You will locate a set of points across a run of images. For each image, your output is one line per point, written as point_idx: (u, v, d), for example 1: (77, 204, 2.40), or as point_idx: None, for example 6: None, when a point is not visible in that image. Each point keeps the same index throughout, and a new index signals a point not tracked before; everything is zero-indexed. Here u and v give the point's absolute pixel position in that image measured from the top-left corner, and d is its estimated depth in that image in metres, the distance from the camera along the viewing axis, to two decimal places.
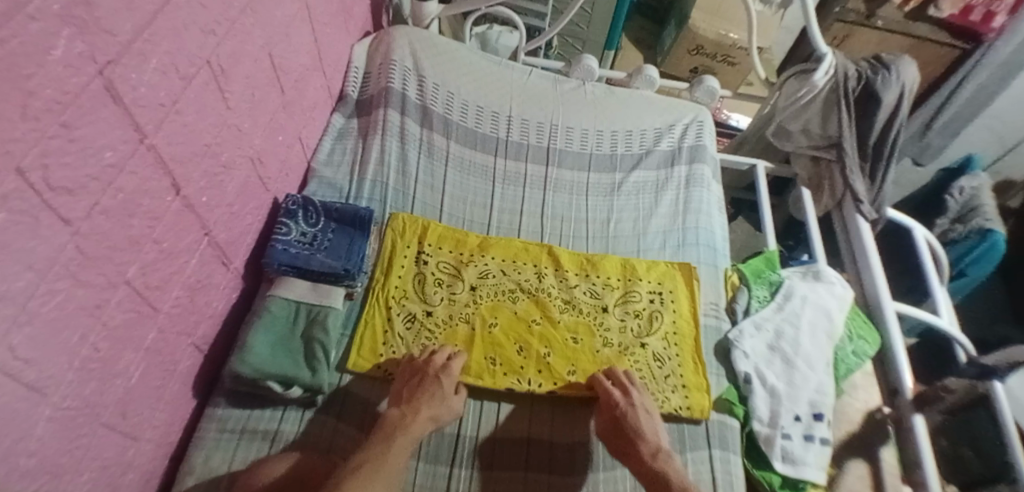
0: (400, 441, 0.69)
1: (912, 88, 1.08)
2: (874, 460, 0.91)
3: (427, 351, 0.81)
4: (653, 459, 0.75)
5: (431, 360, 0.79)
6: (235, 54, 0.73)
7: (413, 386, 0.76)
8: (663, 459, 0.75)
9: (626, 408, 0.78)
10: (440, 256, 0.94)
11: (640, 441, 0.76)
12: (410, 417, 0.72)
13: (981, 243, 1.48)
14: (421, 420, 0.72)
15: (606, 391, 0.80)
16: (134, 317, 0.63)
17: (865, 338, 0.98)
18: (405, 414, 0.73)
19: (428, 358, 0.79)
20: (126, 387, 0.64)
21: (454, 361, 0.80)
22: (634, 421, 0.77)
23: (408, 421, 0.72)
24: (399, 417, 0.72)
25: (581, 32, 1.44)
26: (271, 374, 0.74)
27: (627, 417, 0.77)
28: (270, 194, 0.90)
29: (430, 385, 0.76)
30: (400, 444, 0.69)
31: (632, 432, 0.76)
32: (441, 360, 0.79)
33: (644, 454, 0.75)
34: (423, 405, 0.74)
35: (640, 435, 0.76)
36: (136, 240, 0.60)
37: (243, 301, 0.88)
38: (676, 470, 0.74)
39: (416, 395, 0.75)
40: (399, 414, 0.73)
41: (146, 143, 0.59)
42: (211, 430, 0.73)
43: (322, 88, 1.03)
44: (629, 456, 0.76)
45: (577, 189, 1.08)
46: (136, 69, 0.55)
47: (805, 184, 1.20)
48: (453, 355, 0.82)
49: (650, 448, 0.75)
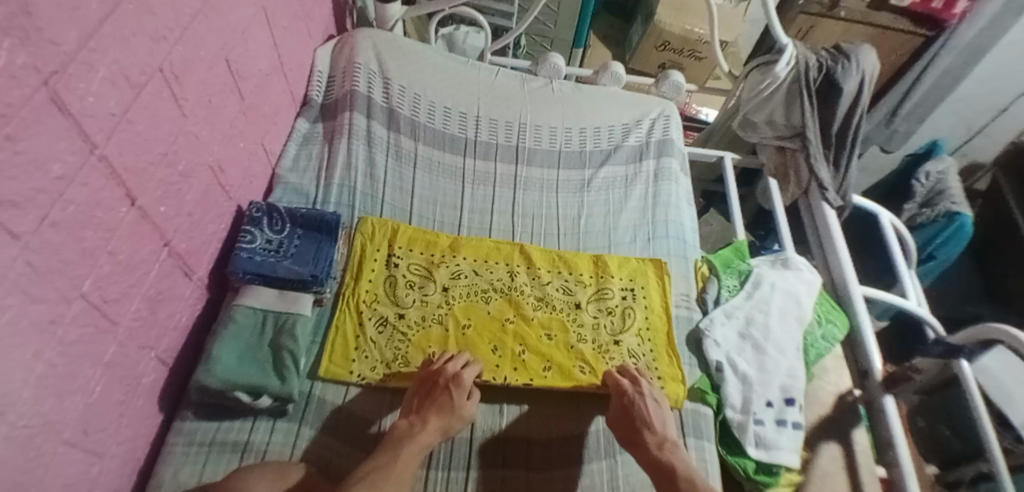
0: (406, 453, 0.69)
1: (872, 74, 1.11)
2: (847, 442, 0.92)
3: (443, 357, 0.81)
4: (659, 449, 0.75)
5: (445, 368, 0.78)
6: (189, 61, 0.72)
7: (425, 394, 0.77)
8: (669, 450, 0.75)
9: (634, 395, 0.79)
10: (411, 258, 0.93)
11: (646, 430, 0.76)
12: (418, 427, 0.73)
13: (949, 225, 1.52)
14: (428, 431, 0.72)
15: (615, 381, 0.81)
16: (92, 332, 0.61)
17: (834, 322, 1.00)
18: (414, 425, 0.73)
19: (443, 366, 0.79)
20: (86, 403, 0.62)
21: (468, 370, 0.80)
22: (641, 408, 0.78)
23: (416, 432, 0.72)
24: (408, 428, 0.73)
25: (548, 30, 1.44)
26: (239, 385, 0.73)
27: (635, 405, 0.78)
28: (233, 201, 0.89)
29: (441, 394, 0.75)
30: (408, 455, 0.69)
31: (638, 420, 0.77)
32: (455, 369, 0.79)
33: (651, 444, 0.75)
34: (432, 416, 0.74)
35: (646, 424, 0.77)
36: (90, 252, 0.59)
37: (209, 312, 0.87)
38: (682, 460, 0.74)
39: (426, 407, 0.75)
40: (407, 425, 0.73)
41: (97, 153, 0.57)
42: (179, 443, 0.72)
43: (284, 93, 1.02)
44: (635, 445, 0.76)
45: (547, 186, 1.08)
46: (83, 79, 0.54)
47: (771, 174, 1.22)
48: (469, 364, 0.81)
49: (657, 439, 0.76)
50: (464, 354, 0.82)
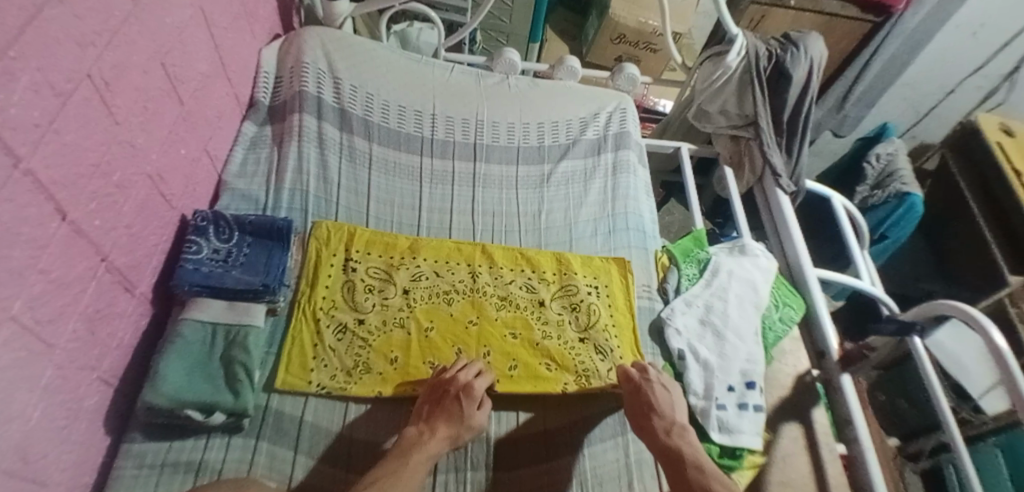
0: (415, 459, 0.68)
1: (820, 63, 1.15)
2: (807, 422, 0.94)
3: (456, 365, 0.80)
4: (669, 435, 0.76)
5: (456, 377, 0.77)
6: (121, 65, 0.68)
7: (435, 402, 0.76)
8: (677, 435, 0.76)
9: (643, 382, 0.81)
10: (369, 262, 0.91)
11: (655, 416, 0.78)
12: (427, 435, 0.71)
13: (900, 206, 1.58)
14: (437, 439, 0.71)
15: (625, 371, 0.83)
16: (26, 356, 0.58)
17: (791, 305, 1.02)
18: (422, 434, 0.72)
19: (454, 374, 0.78)
20: (25, 431, 0.59)
21: (480, 379, 0.78)
22: (651, 394, 0.80)
23: (424, 440, 0.71)
24: (417, 436, 0.72)
25: (504, 26, 1.43)
26: (189, 402, 0.70)
27: (645, 392, 0.80)
28: (176, 211, 0.86)
29: (451, 403, 0.74)
30: (415, 462, 0.68)
31: (648, 406, 0.79)
32: (466, 378, 0.77)
33: (660, 429, 0.76)
34: (441, 424, 0.73)
35: (655, 409, 0.78)
36: (19, 272, 0.55)
37: (154, 328, 0.83)
38: (691, 444, 0.75)
39: (435, 414, 0.74)
40: (415, 433, 0.72)
41: (21, 167, 0.54)
42: (128, 466, 0.68)
43: (228, 95, 0.98)
44: (646, 431, 0.77)
45: (507, 183, 1.07)
46: (5, 89, 0.50)
47: (726, 162, 1.24)
48: (483, 373, 0.80)
49: (665, 424, 0.77)
50: (478, 361, 0.82)
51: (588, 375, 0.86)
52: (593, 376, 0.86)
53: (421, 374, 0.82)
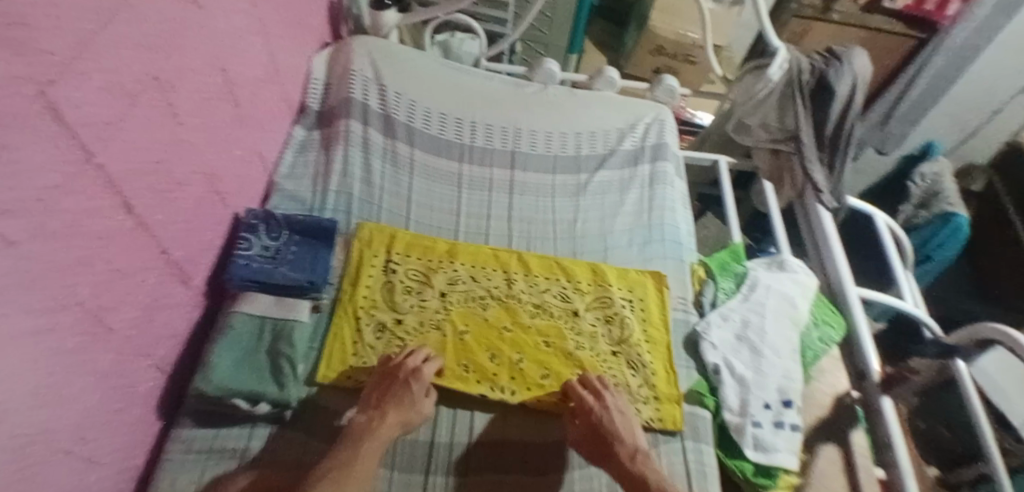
0: (367, 447, 0.69)
1: (865, 78, 1.12)
2: (845, 444, 0.92)
3: (403, 352, 0.81)
4: (632, 460, 0.74)
5: (404, 363, 0.78)
6: (183, 69, 0.73)
7: (385, 389, 0.75)
8: (642, 460, 0.74)
9: (601, 412, 0.77)
10: (408, 264, 0.94)
11: (617, 443, 0.75)
12: (377, 422, 0.72)
13: (944, 227, 1.53)
14: (388, 425, 0.72)
15: (580, 398, 0.79)
16: (88, 340, 0.61)
17: (831, 324, 1.00)
18: (372, 419, 0.72)
19: (403, 360, 0.78)
20: (83, 412, 0.62)
21: (429, 364, 0.79)
22: (608, 422, 0.76)
23: (374, 428, 0.71)
24: (366, 423, 0.72)
25: (543, 36, 1.45)
26: (237, 391, 0.73)
27: (604, 422, 0.76)
28: (230, 209, 0.90)
29: (401, 389, 0.75)
30: (367, 452, 0.69)
31: (608, 436, 0.75)
32: (414, 363, 0.78)
33: (623, 456, 0.75)
34: (390, 409, 0.73)
35: (616, 436, 0.75)
36: (86, 260, 0.59)
37: (206, 320, 0.87)
38: (655, 469, 0.73)
39: (384, 401, 0.74)
40: (365, 420, 0.72)
41: (92, 162, 0.58)
42: (177, 451, 0.71)
43: (280, 100, 1.03)
44: (606, 457, 0.75)
45: (543, 191, 1.09)
46: (78, 87, 0.54)
47: (766, 177, 1.22)
48: (429, 358, 0.81)
49: (628, 450, 0.75)
50: (424, 347, 0.82)
51: (620, 389, 0.85)
52: (625, 390, 0.86)
53: (454, 377, 0.82)
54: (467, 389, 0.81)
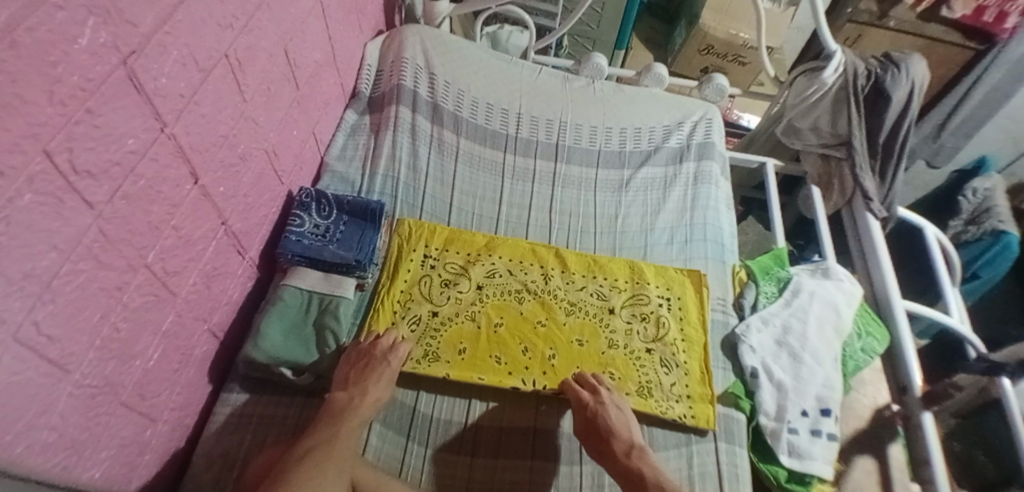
0: (348, 425, 0.71)
1: (922, 84, 1.09)
2: (882, 456, 0.90)
3: (370, 337, 0.82)
4: (628, 457, 0.75)
5: (376, 345, 0.80)
6: (251, 48, 0.75)
7: (362, 365, 0.77)
8: (637, 456, 0.75)
9: (596, 407, 0.78)
10: (446, 258, 0.94)
11: (613, 440, 0.76)
12: (358, 399, 0.73)
13: (994, 245, 1.46)
14: (367, 402, 0.74)
15: (575, 392, 0.80)
16: (152, 301, 0.64)
17: (874, 335, 0.97)
18: (353, 397, 0.73)
19: (372, 341, 0.80)
20: (144, 369, 0.65)
21: (401, 346, 0.81)
22: (605, 419, 0.77)
23: (356, 405, 0.73)
24: (347, 401, 0.73)
25: (591, 31, 1.46)
26: (283, 361, 0.77)
27: (599, 415, 0.77)
28: (285, 187, 0.93)
29: (377, 364, 0.77)
30: (348, 429, 0.70)
31: (605, 431, 0.76)
32: (386, 344, 0.80)
33: (619, 451, 0.75)
34: (369, 387, 0.75)
35: (613, 433, 0.76)
36: (155, 225, 0.62)
37: (258, 291, 0.90)
38: (650, 464, 0.74)
39: (363, 376, 0.75)
40: (345, 398, 0.73)
41: (166, 131, 0.61)
42: (224, 413, 0.75)
43: (336, 84, 1.06)
44: (604, 455, 0.76)
45: (586, 185, 1.09)
46: (157, 59, 0.56)
47: (814, 182, 1.21)
48: (400, 339, 0.83)
49: (624, 446, 0.75)
50: (394, 332, 0.83)
51: (652, 389, 0.85)
52: (658, 389, 0.85)
53: (487, 368, 0.84)
54: (501, 381, 0.82)
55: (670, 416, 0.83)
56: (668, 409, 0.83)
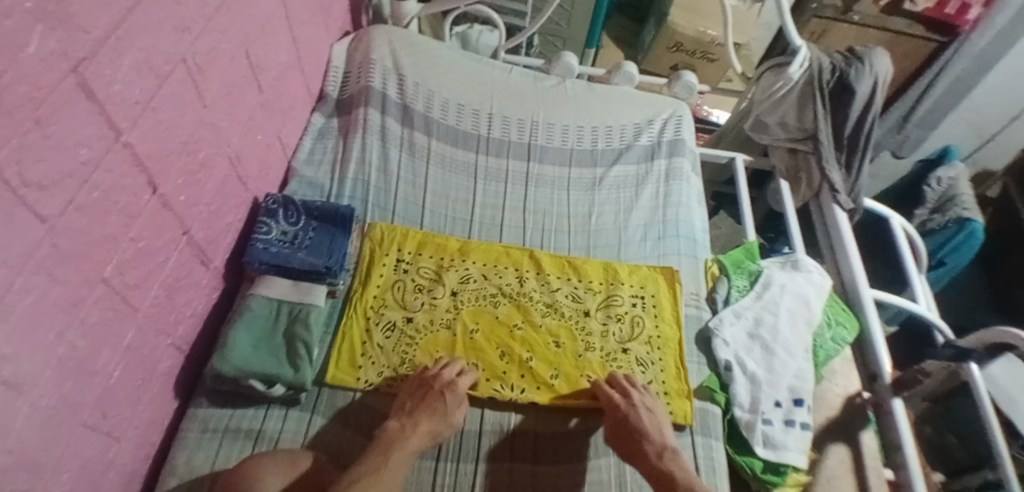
0: (396, 455, 0.69)
1: (885, 78, 1.11)
2: (855, 444, 0.92)
3: (438, 364, 0.81)
4: (660, 458, 0.75)
5: (439, 374, 0.78)
6: (211, 52, 0.73)
7: (420, 397, 0.76)
8: (669, 457, 0.75)
9: (627, 408, 0.78)
10: (420, 262, 0.94)
11: (645, 441, 0.76)
12: (409, 430, 0.72)
13: (959, 232, 1.51)
14: (419, 435, 0.72)
15: (606, 394, 0.80)
16: (111, 315, 0.62)
17: (843, 324, 0.99)
18: (404, 428, 0.73)
19: (437, 372, 0.79)
20: (105, 386, 0.63)
21: (463, 378, 0.80)
22: (637, 420, 0.77)
23: (406, 435, 0.72)
24: (399, 430, 0.72)
25: (562, 30, 1.46)
26: (253, 373, 0.75)
27: (630, 417, 0.77)
28: (250, 193, 0.91)
29: (435, 400, 0.75)
30: (396, 460, 0.68)
31: (637, 432, 0.76)
32: (449, 376, 0.79)
33: (651, 453, 0.75)
34: (422, 418, 0.73)
35: (645, 435, 0.76)
36: (112, 237, 0.60)
37: (225, 301, 0.88)
38: (682, 467, 0.74)
39: (418, 408, 0.75)
40: (397, 427, 0.73)
41: (121, 140, 0.58)
42: (194, 429, 0.73)
43: (302, 87, 1.04)
44: (636, 457, 0.75)
45: (559, 184, 1.09)
46: (110, 66, 0.54)
47: (782, 176, 1.23)
48: (465, 371, 0.81)
49: (656, 447, 0.76)
50: (459, 360, 0.82)
51: None
52: None
53: None
54: (478, 389, 0.82)
55: None
56: None
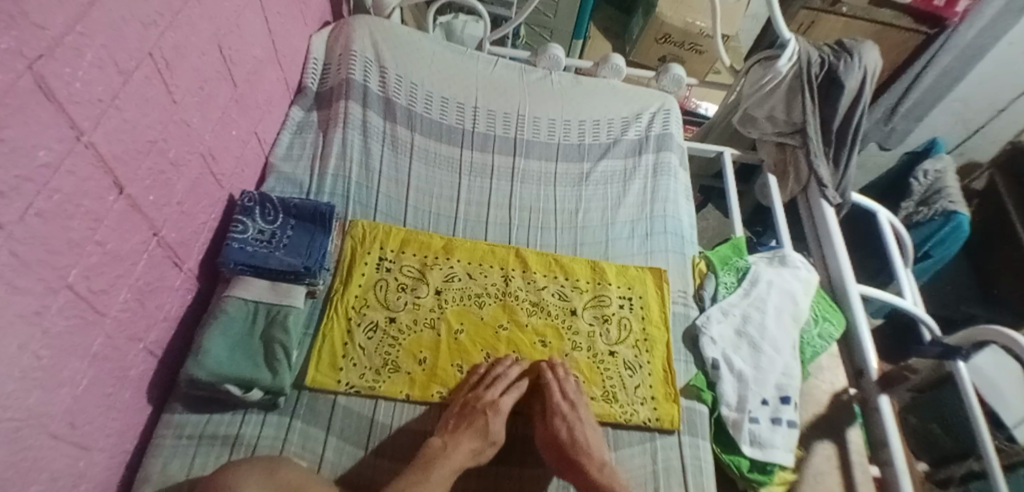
0: (439, 474, 0.69)
1: (874, 72, 1.10)
2: (841, 441, 0.91)
3: (484, 380, 0.80)
4: (600, 472, 0.73)
5: (482, 395, 0.78)
6: (180, 46, 0.70)
7: (463, 416, 0.76)
8: (609, 473, 0.73)
9: (572, 421, 0.77)
10: (403, 261, 0.91)
11: (584, 454, 0.74)
12: (451, 448, 0.72)
13: (946, 224, 1.51)
14: (462, 452, 0.72)
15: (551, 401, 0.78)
16: (78, 323, 0.59)
17: (831, 321, 0.99)
18: (446, 445, 0.72)
19: (481, 391, 0.78)
20: (73, 396, 0.61)
21: (506, 398, 0.79)
22: (579, 432, 0.76)
23: (449, 453, 0.71)
24: (441, 447, 0.72)
25: (549, 21, 1.44)
26: (229, 377, 0.72)
27: (573, 429, 0.76)
28: (225, 191, 0.88)
29: (477, 418, 0.75)
30: (438, 477, 0.68)
31: (580, 445, 0.75)
32: (493, 395, 0.78)
33: (591, 467, 0.73)
34: (464, 437, 0.73)
35: (586, 448, 0.75)
36: (76, 242, 0.57)
37: (199, 303, 0.85)
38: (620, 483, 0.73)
39: (461, 426, 0.75)
40: (440, 444, 0.73)
41: (83, 140, 0.55)
42: (167, 436, 0.71)
43: (279, 81, 1.01)
44: (573, 469, 0.73)
45: (545, 179, 1.07)
46: (70, 65, 0.51)
47: (771, 170, 1.22)
48: (510, 391, 0.80)
49: (595, 462, 0.74)
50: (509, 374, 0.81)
51: (617, 391, 0.84)
52: (622, 393, 0.84)
53: (449, 378, 0.82)
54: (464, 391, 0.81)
55: (635, 420, 0.82)
56: (632, 414, 0.82)
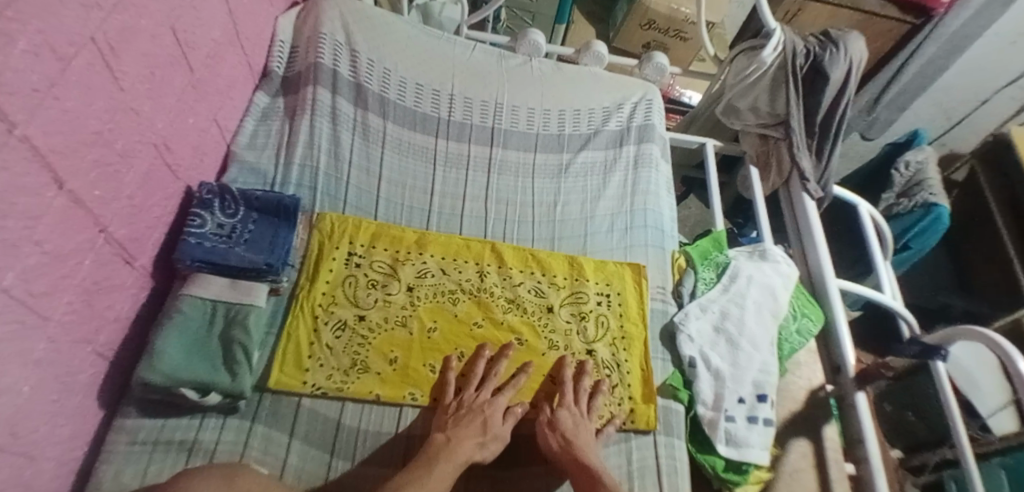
0: (444, 467, 0.67)
1: (859, 64, 1.08)
2: (818, 439, 0.92)
3: (473, 382, 0.79)
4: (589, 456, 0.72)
5: (477, 396, 0.77)
6: (127, 29, 0.64)
7: (460, 414, 0.74)
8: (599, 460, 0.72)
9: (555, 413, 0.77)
10: (374, 256, 0.88)
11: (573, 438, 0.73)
12: (455, 442, 0.70)
13: (925, 216, 1.51)
14: (467, 445, 0.70)
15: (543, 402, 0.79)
16: (18, 329, 0.55)
17: (809, 316, 0.97)
18: (449, 440, 0.70)
19: (474, 392, 0.77)
20: (15, 404, 0.57)
21: (501, 397, 0.78)
22: (563, 421, 0.75)
23: (453, 446, 0.69)
24: (444, 441, 0.70)
25: (529, 4, 1.39)
26: (185, 381, 0.68)
27: (560, 418, 0.76)
28: (182, 182, 0.83)
29: (476, 415, 0.74)
30: (441, 470, 0.66)
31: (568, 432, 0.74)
32: (486, 395, 0.77)
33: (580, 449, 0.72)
34: (467, 432, 0.71)
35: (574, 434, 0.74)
36: (13, 243, 0.52)
37: (154, 301, 0.81)
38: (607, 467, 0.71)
39: (461, 421, 0.73)
40: (443, 439, 0.70)
41: (16, 133, 0.50)
42: (121, 442, 0.67)
43: (241, 64, 0.95)
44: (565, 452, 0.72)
45: (523, 171, 1.04)
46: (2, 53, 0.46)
47: (753, 162, 1.21)
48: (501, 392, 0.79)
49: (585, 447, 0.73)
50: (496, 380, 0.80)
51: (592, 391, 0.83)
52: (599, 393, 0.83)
53: (421, 379, 0.79)
54: (438, 391, 0.79)
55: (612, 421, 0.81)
56: (609, 414, 0.81)
